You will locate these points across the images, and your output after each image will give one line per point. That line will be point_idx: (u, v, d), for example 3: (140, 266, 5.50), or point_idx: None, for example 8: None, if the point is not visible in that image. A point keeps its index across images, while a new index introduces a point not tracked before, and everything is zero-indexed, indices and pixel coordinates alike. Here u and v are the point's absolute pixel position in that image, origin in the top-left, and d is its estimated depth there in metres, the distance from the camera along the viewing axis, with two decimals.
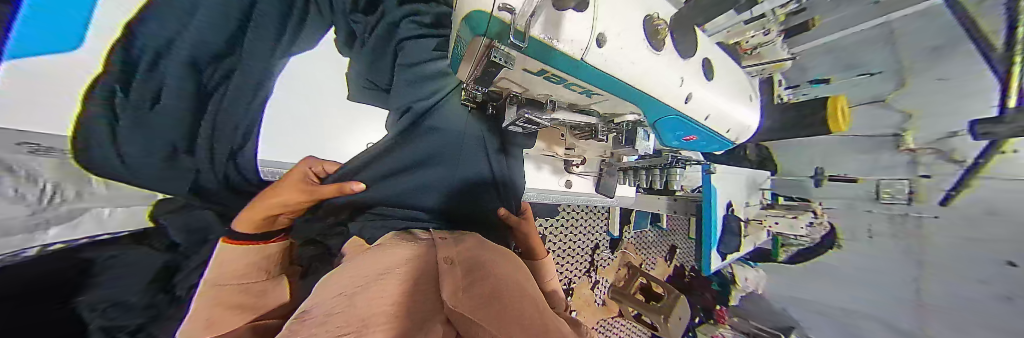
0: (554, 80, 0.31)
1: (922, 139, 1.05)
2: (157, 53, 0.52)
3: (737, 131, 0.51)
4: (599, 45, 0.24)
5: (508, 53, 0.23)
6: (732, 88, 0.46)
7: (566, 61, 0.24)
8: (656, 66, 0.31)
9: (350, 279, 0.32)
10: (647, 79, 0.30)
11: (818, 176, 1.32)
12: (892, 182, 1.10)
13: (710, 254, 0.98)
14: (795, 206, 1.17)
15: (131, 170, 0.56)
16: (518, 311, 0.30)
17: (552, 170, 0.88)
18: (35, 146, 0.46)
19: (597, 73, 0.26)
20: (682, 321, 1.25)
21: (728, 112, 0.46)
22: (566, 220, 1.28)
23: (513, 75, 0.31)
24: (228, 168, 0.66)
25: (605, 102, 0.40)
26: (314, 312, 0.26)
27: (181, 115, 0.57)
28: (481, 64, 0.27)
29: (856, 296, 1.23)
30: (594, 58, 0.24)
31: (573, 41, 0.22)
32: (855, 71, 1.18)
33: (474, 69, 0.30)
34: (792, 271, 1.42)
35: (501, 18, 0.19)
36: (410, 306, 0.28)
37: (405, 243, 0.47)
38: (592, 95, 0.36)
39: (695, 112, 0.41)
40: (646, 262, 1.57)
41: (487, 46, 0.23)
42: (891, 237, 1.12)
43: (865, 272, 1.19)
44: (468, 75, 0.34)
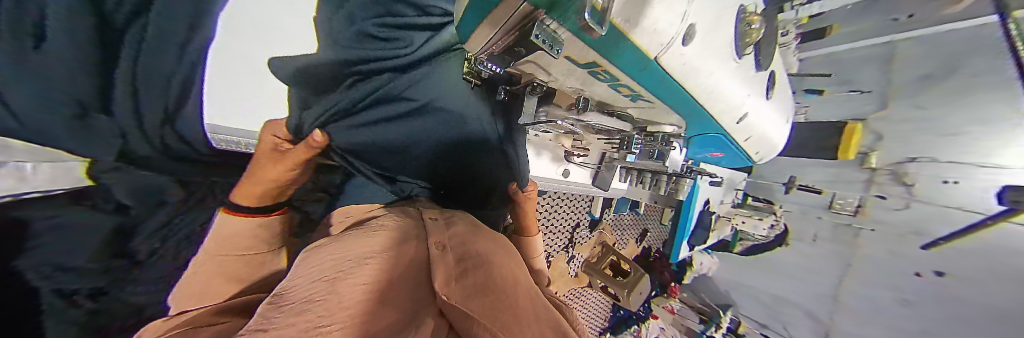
0: (601, 76, 0.26)
1: (884, 160, 1.17)
2: None
3: (765, 152, 0.50)
4: (684, 43, 0.19)
5: (557, 30, 0.18)
6: (779, 108, 0.44)
7: (632, 56, 0.19)
8: (727, 77, 0.27)
9: (332, 261, 0.29)
10: (707, 91, 0.26)
11: (790, 185, 1.38)
12: (847, 195, 1.23)
13: (680, 245, 1.07)
14: (762, 208, 1.26)
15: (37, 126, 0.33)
16: (512, 305, 0.30)
17: (551, 158, 0.85)
18: None
19: (665, 76, 0.22)
20: (642, 295, 1.41)
21: (766, 133, 0.44)
22: (553, 200, 1.31)
23: (548, 60, 0.26)
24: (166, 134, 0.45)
25: (647, 110, 0.36)
26: (291, 295, 0.24)
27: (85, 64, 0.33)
28: (509, 43, 0.23)
29: (787, 285, 1.43)
30: (672, 58, 0.19)
31: (659, 32, 0.17)
32: (850, 86, 1.22)
33: (498, 43, 0.25)
34: (743, 260, 1.58)
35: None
36: (395, 298, 0.26)
37: (392, 223, 0.44)
38: (636, 99, 0.32)
39: (739, 131, 0.38)
40: (619, 242, 1.70)
41: (531, 17, 0.17)
42: (831, 241, 1.29)
43: (802, 268, 1.37)
44: (488, 51, 0.28)
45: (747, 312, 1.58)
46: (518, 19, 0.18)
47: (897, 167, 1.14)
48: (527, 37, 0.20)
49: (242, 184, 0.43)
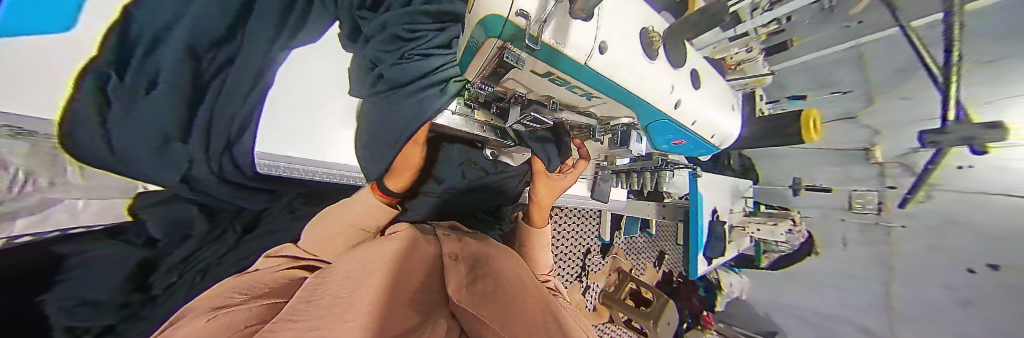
0: (558, 82, 0.32)
1: (889, 153, 1.09)
2: (158, 31, 0.41)
3: (722, 137, 0.54)
4: (601, 52, 0.26)
5: (518, 54, 0.24)
6: (719, 99, 0.50)
7: (570, 64, 0.26)
8: (650, 73, 0.33)
9: (358, 264, 0.31)
10: (639, 83, 0.32)
11: (796, 186, 1.32)
12: (865, 192, 1.13)
13: (697, 257, 1.01)
14: (775, 214, 1.20)
15: (120, 157, 0.46)
16: (520, 309, 0.28)
17: None
18: (18, 130, 0.39)
19: (598, 77, 0.29)
20: (670, 325, 1.28)
21: (713, 119, 0.48)
22: (559, 224, 1.31)
23: (520, 75, 0.32)
24: (223, 160, 0.56)
25: (604, 106, 0.41)
26: (322, 296, 0.23)
27: (168, 113, 0.46)
28: (491, 65, 0.29)
29: (828, 301, 1.27)
30: (596, 62, 0.26)
31: (579, 47, 0.24)
32: (829, 88, 1.19)
33: (485, 68, 0.31)
34: (773, 277, 1.44)
35: (515, 22, 0.19)
36: (410, 297, 0.26)
37: (404, 233, 0.45)
38: (592, 98, 0.37)
39: (684, 117, 0.43)
40: (635, 268, 1.60)
41: (499, 47, 0.24)
42: (864, 245, 1.16)
43: (837, 277, 1.24)
44: (478, 73, 0.34)
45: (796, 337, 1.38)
46: (494, 49, 0.25)
47: (903, 159, 1.05)
48: (500, 60, 0.26)
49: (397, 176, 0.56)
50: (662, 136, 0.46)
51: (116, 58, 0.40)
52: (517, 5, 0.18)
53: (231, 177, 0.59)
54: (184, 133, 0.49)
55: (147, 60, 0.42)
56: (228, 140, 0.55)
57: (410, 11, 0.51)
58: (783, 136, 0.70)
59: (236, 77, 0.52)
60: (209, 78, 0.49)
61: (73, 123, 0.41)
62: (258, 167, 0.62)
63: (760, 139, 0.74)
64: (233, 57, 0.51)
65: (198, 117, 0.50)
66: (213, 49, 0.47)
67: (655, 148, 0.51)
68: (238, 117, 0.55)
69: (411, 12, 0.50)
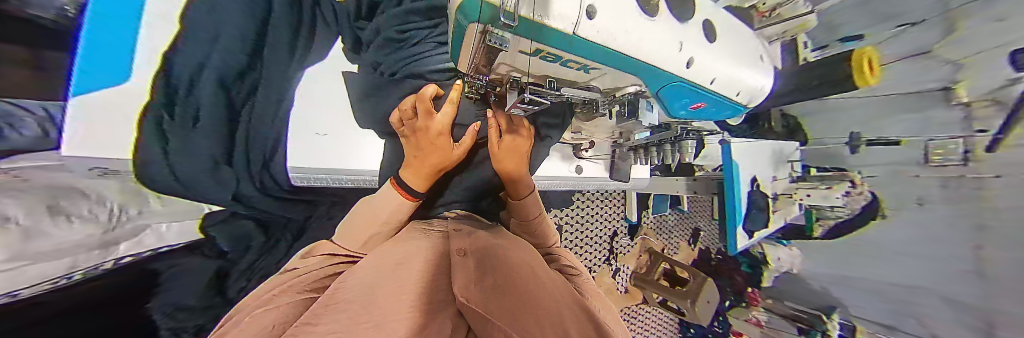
0: (550, 59, 0.30)
1: (975, 90, 0.83)
2: (191, 75, 0.48)
3: (749, 93, 0.47)
4: (589, 18, 0.23)
5: (502, 36, 0.23)
6: (738, 49, 0.44)
7: (559, 38, 0.24)
8: (650, 32, 0.29)
9: (386, 268, 0.34)
10: (640, 48, 0.29)
11: (855, 143, 1.06)
12: (945, 142, 0.88)
13: (735, 231, 0.93)
14: (829, 176, 1.05)
15: (188, 186, 0.51)
16: (544, 309, 0.27)
17: (561, 157, 0.87)
18: (105, 170, 0.44)
19: (591, 46, 0.26)
20: (711, 305, 1.21)
21: (734, 74, 0.43)
22: (582, 209, 1.29)
23: (510, 59, 0.31)
24: (262, 175, 0.62)
25: (604, 77, 0.38)
26: (345, 301, 0.27)
27: (211, 141, 0.51)
28: (480, 52, 0.28)
29: (899, 269, 1.05)
30: (585, 31, 0.24)
31: (564, 16, 0.22)
32: (893, 22, 0.92)
33: (475, 57, 0.30)
34: (826, 247, 1.23)
35: (491, 2, 0.19)
36: (437, 311, 0.27)
37: (423, 236, 0.48)
38: (589, 71, 0.35)
39: (698, 77, 0.39)
40: (668, 247, 1.54)
41: (483, 31, 0.23)
42: (944, 203, 0.92)
43: (911, 243, 1.01)
44: (469, 64, 0.33)
45: (859, 312, 1.19)
46: (478, 34, 0.24)
47: (997, 94, 0.79)
48: (486, 46, 0.25)
49: (418, 170, 0.50)
50: (678, 100, 0.42)
51: (167, 100, 0.46)
52: None
53: (271, 191, 0.65)
54: (230, 158, 0.55)
55: (188, 99, 0.48)
56: (264, 155, 0.61)
57: (400, 14, 0.65)
58: (838, 89, 0.60)
59: (263, 100, 0.59)
60: (239, 108, 0.55)
61: (146, 160, 0.47)
62: (294, 180, 0.67)
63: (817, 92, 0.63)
64: (256, 85, 0.58)
65: (236, 141, 0.56)
66: (240, 80, 0.54)
67: (672, 116, 0.46)
68: (272, 141, 0.62)
69: (403, 14, 0.65)
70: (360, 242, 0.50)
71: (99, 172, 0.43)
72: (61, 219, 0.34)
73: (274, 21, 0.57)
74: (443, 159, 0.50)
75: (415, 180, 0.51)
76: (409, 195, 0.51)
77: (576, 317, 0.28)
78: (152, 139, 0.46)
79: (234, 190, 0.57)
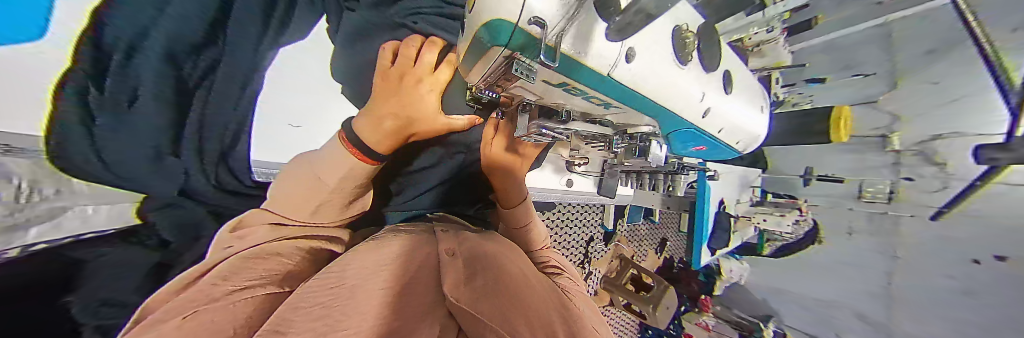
0: (574, 93, 0.30)
1: (907, 140, 0.96)
2: (134, 39, 0.38)
3: (746, 142, 0.51)
4: (627, 61, 0.25)
5: (531, 66, 0.23)
6: (747, 98, 0.46)
7: (591, 75, 0.25)
8: (675, 80, 0.31)
9: (365, 268, 0.31)
10: (665, 92, 0.30)
11: (808, 176, 1.18)
12: (874, 181, 1.03)
13: (699, 249, 1.01)
14: (783, 203, 1.15)
15: (117, 174, 0.43)
16: (539, 314, 0.26)
17: (554, 169, 0.87)
18: (6, 147, 0.31)
19: (620, 87, 0.27)
20: (669, 310, 1.31)
21: (739, 122, 0.45)
22: (563, 214, 1.32)
23: (531, 86, 0.30)
24: (219, 169, 0.56)
25: (621, 114, 0.39)
26: (312, 303, 0.23)
27: (157, 123, 0.44)
28: (498, 73, 0.27)
29: (831, 286, 1.20)
30: (619, 72, 0.25)
31: (600, 57, 0.23)
32: (851, 71, 1.05)
33: (489, 75, 0.29)
34: (773, 265, 1.37)
35: (527, 29, 0.19)
36: (412, 301, 0.26)
37: (400, 237, 0.45)
38: (610, 108, 0.35)
39: (709, 125, 0.40)
40: (637, 255, 1.64)
41: (507, 56, 0.22)
42: (869, 235, 1.07)
43: (838, 267, 1.17)
44: (479, 79, 0.32)
45: (792, 322, 1.35)
46: (501, 58, 0.23)
47: (924, 147, 0.92)
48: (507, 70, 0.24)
49: (381, 125, 0.46)
50: (685, 143, 0.43)
51: (95, 70, 0.36)
52: (531, 12, 0.18)
53: (233, 188, 0.58)
54: (177, 147, 0.48)
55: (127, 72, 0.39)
56: (222, 148, 0.55)
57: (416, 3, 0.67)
58: (807, 135, 0.66)
59: (223, 82, 0.52)
60: (193, 87, 0.48)
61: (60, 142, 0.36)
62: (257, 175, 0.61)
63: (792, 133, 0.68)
64: (216, 63, 0.50)
65: (186, 126, 0.49)
66: (195, 55, 0.47)
67: (674, 153, 0.47)
68: (230, 125, 0.56)
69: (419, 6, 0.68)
70: (311, 210, 0.45)
71: (0, 149, 0.31)
72: None
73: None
74: (409, 114, 0.48)
75: (377, 137, 0.46)
76: (368, 157, 0.46)
77: (565, 317, 0.28)
78: (70, 119, 0.35)
79: (181, 186, 0.51)
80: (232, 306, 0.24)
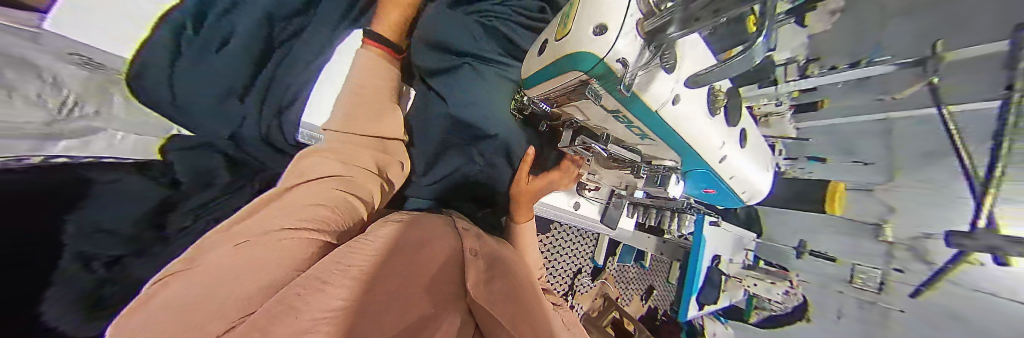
0: (622, 120, 0.37)
1: None
2: (238, 1, 0.53)
3: (751, 194, 0.53)
4: (673, 102, 0.32)
5: (599, 89, 0.30)
6: (759, 157, 0.50)
7: (642, 106, 0.31)
8: (705, 127, 0.37)
9: (402, 239, 0.34)
10: (693, 132, 0.36)
11: (800, 249, 1.11)
12: (867, 268, 0.92)
13: (689, 301, 0.98)
14: (774, 272, 1.11)
15: (179, 102, 0.51)
16: (547, 332, 0.26)
17: (566, 190, 0.88)
18: (85, 59, 0.46)
19: (660, 119, 0.34)
20: None
21: (751, 177, 0.49)
22: (556, 239, 1.31)
23: (589, 105, 0.37)
24: (272, 124, 0.61)
25: (651, 146, 0.44)
26: (357, 266, 0.24)
27: (233, 66, 0.54)
28: (569, 88, 0.34)
29: None
30: (665, 109, 0.32)
31: (655, 95, 0.30)
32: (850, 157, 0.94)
33: (558, 91, 0.36)
34: None
35: (612, 65, 0.26)
36: (446, 279, 0.29)
37: (430, 222, 0.47)
38: (643, 138, 0.41)
39: (725, 171, 0.44)
40: (622, 297, 1.59)
41: (585, 79, 0.30)
42: (857, 321, 0.93)
43: None
44: (546, 92, 0.39)
45: None
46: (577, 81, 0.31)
47: (915, 243, 0.82)
48: (579, 88, 0.32)
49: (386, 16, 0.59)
50: (700, 182, 0.48)
51: (196, 14, 0.50)
52: (615, 53, 0.25)
53: (275, 141, 0.63)
54: (244, 93, 0.57)
55: (223, 20, 0.52)
56: (279, 104, 0.61)
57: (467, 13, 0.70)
58: (805, 202, 0.70)
59: (300, 50, 0.62)
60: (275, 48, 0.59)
61: (143, 63, 0.47)
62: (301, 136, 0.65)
63: (792, 199, 0.72)
64: (303, 32, 0.62)
65: (257, 81, 0.58)
66: (288, 22, 0.59)
67: (687, 191, 0.53)
68: (291, 91, 0.63)
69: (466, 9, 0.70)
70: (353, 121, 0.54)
71: (77, 59, 0.45)
72: None
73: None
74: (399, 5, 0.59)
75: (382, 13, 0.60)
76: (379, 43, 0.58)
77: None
78: (166, 44, 0.48)
79: (235, 130, 0.58)
80: (291, 251, 0.26)
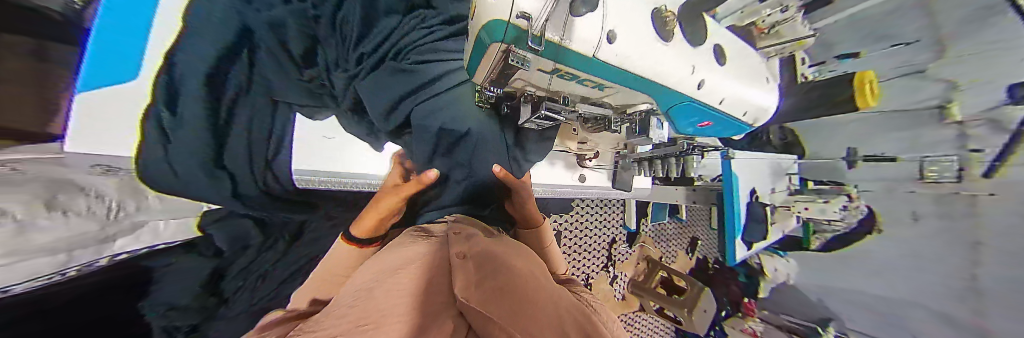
0: (567, 78, 0.31)
1: (968, 109, 0.86)
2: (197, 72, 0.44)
3: (754, 113, 0.48)
4: (609, 42, 0.25)
5: (523, 56, 0.24)
6: (745, 69, 0.45)
7: (577, 59, 0.25)
8: (663, 58, 0.30)
9: (382, 271, 0.32)
10: (655, 69, 0.30)
11: (852, 158, 1.09)
12: (939, 159, 0.89)
13: (733, 244, 0.93)
14: (826, 190, 1.05)
15: (184, 185, 0.49)
16: (546, 310, 0.25)
17: (565, 165, 0.87)
18: (107, 167, 0.49)
19: (612, 68, 0.27)
20: (707, 315, 1.20)
21: (743, 94, 0.44)
22: (581, 215, 1.29)
23: (529, 76, 0.31)
24: (266, 176, 0.58)
25: (617, 95, 0.39)
26: (344, 304, 0.24)
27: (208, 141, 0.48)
28: (497, 69, 0.28)
29: (904, 285, 1.03)
30: (603, 54, 0.25)
31: (585, 40, 0.23)
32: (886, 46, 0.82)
33: (489, 75, 0.31)
34: (826, 261, 1.22)
35: (517, 24, 0.20)
36: (436, 292, 0.28)
37: (420, 240, 0.46)
38: (603, 89, 0.36)
39: (707, 98, 0.39)
40: (665, 256, 1.54)
41: (504, 50, 0.24)
42: (940, 219, 0.93)
43: (911, 260, 1.00)
44: (483, 79, 0.34)
45: (855, 325, 1.17)
46: (498, 54, 0.25)
47: None
48: (505, 64, 0.26)
49: None
50: (687, 119, 0.42)
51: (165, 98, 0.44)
52: (518, 8, 0.20)
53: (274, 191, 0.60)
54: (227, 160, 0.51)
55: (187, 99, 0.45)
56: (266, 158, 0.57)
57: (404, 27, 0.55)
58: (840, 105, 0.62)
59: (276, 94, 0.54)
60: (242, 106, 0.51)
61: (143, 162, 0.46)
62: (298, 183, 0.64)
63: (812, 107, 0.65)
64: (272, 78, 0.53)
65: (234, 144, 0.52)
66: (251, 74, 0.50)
67: (679, 132, 0.47)
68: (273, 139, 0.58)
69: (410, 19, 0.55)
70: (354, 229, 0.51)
71: (100, 169, 0.48)
72: (59, 215, 0.34)
73: (260, 53, 0.50)
74: None
75: None
76: None
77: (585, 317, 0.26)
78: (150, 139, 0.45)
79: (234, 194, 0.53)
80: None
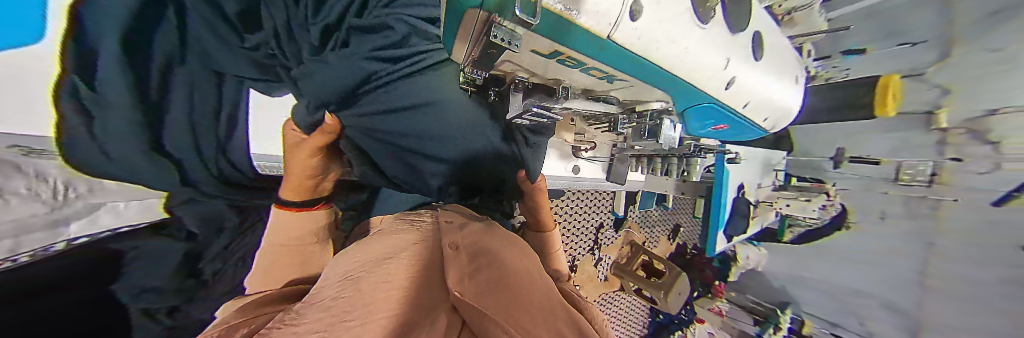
0: (570, 63, 0.27)
1: (955, 117, 0.87)
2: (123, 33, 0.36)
3: (774, 117, 0.46)
4: (633, 18, 0.19)
5: (513, 31, 0.18)
6: (779, 65, 0.41)
7: (588, 42, 0.20)
8: (698, 45, 0.26)
9: (363, 262, 0.31)
10: (684, 60, 0.26)
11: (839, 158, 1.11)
12: (918, 163, 0.93)
13: (716, 235, 0.97)
14: (808, 188, 1.08)
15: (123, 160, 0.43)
16: (538, 307, 0.24)
17: (559, 155, 0.84)
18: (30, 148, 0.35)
19: (632, 56, 0.23)
20: (681, 296, 1.29)
21: (769, 93, 0.41)
22: (572, 201, 1.30)
23: (518, 57, 0.26)
24: (218, 160, 0.56)
25: (629, 89, 0.35)
26: (322, 299, 0.23)
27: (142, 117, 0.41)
28: (480, 45, 0.22)
29: (863, 275, 1.12)
30: (625, 35, 0.19)
31: (601, 14, 0.17)
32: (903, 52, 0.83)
33: (471, 51, 0.26)
34: (798, 252, 1.29)
35: None
36: (423, 286, 0.27)
37: (407, 229, 0.45)
38: (614, 81, 0.32)
39: (732, 99, 0.36)
40: (649, 241, 1.61)
41: (485, 20, 0.18)
42: (906, 219, 0.99)
43: (875, 255, 1.07)
44: (465, 57, 0.29)
45: (815, 310, 1.28)
46: (479, 23, 0.19)
47: None
48: (488, 40, 0.20)
49: None
50: (702, 120, 0.40)
51: None
52: None
53: (232, 177, 0.59)
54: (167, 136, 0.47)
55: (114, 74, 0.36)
56: (217, 141, 0.54)
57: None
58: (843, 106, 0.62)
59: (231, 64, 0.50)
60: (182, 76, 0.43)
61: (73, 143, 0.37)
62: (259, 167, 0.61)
63: None
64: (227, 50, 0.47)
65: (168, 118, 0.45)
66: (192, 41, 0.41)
67: (690, 134, 0.45)
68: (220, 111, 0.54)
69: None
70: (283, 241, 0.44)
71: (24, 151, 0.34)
72: None
73: (191, 12, 0.43)
74: None
75: None
76: None
77: (572, 317, 0.25)
78: None
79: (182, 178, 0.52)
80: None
